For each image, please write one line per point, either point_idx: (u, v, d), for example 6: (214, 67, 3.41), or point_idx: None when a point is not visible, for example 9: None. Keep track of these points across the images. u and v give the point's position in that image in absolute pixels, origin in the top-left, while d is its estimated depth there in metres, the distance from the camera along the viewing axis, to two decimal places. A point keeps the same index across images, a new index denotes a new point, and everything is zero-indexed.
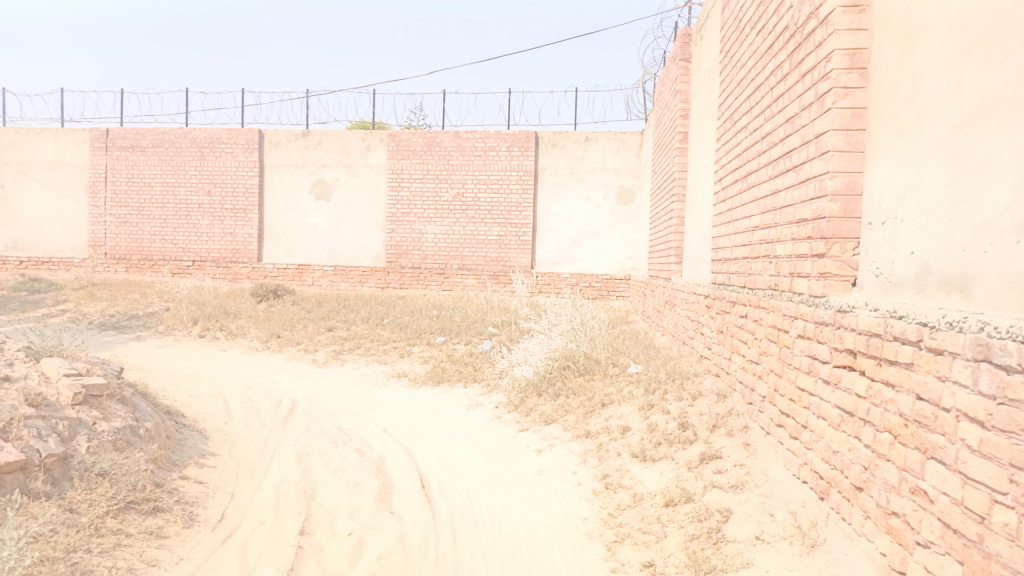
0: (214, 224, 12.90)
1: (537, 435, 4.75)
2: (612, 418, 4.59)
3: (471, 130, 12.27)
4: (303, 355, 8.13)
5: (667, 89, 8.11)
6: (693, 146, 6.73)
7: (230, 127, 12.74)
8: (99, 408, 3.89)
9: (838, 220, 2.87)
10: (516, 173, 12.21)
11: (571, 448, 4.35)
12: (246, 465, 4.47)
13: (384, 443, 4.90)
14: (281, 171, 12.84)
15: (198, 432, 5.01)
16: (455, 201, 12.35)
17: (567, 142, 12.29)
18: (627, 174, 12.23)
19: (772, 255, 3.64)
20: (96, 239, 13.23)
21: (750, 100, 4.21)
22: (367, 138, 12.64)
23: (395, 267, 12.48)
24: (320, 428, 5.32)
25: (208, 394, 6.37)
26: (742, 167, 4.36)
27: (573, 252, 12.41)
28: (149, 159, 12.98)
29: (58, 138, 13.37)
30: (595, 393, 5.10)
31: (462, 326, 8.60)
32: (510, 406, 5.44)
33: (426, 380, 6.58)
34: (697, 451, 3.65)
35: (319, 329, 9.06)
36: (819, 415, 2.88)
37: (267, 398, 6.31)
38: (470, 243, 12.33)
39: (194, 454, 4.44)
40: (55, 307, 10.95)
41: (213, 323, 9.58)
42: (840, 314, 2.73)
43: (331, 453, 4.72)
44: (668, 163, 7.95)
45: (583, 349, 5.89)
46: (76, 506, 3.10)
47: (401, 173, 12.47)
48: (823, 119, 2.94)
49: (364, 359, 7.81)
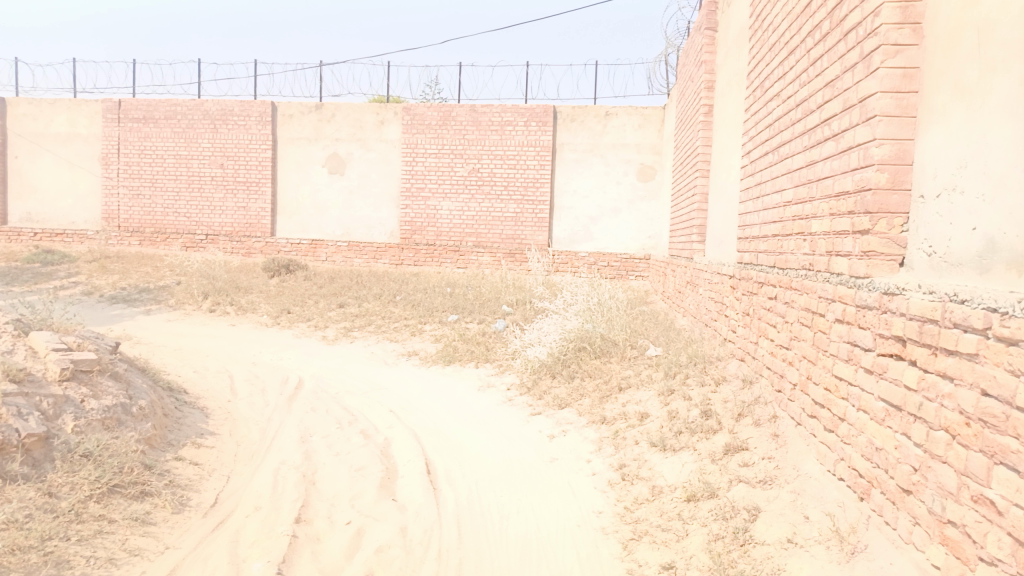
0: (227, 198, 12.72)
1: (549, 420, 4.51)
2: (629, 404, 4.33)
3: (488, 103, 11.94)
4: (312, 332, 7.94)
5: (692, 60, 7.74)
6: (719, 118, 6.40)
7: (243, 99, 12.51)
8: (89, 385, 3.71)
9: (884, 193, 2.58)
10: (533, 148, 11.90)
11: (585, 435, 4.11)
12: (245, 447, 4.28)
13: (390, 426, 4.69)
14: (294, 144, 12.61)
15: (197, 410, 4.83)
16: (471, 176, 12.06)
17: (587, 117, 11.93)
18: (648, 151, 11.87)
19: (806, 232, 3.36)
20: (110, 212, 13.11)
21: (783, 66, 3.89)
22: (382, 111, 12.36)
23: (410, 244, 12.25)
24: (325, 408, 5.12)
25: (212, 370, 6.20)
26: (772, 138, 4.05)
27: (591, 230, 12.11)
28: (162, 132, 12.80)
29: (71, 109, 13.22)
30: (613, 377, 4.85)
31: (476, 304, 8.37)
32: (523, 389, 5.20)
33: (437, 359, 6.36)
34: (722, 441, 3.40)
35: (330, 306, 8.87)
36: (859, 408, 2.62)
37: (273, 376, 6.12)
38: (486, 220, 12.06)
39: (192, 434, 4.26)
40: (67, 280, 10.86)
41: (223, 298, 9.42)
42: (888, 296, 2.45)
43: (334, 435, 4.51)
44: (692, 137, 7.59)
45: (599, 330, 5.62)
46: (56, 490, 2.92)
47: (416, 147, 12.20)
48: (870, 81, 2.64)
49: (374, 336, 7.61)
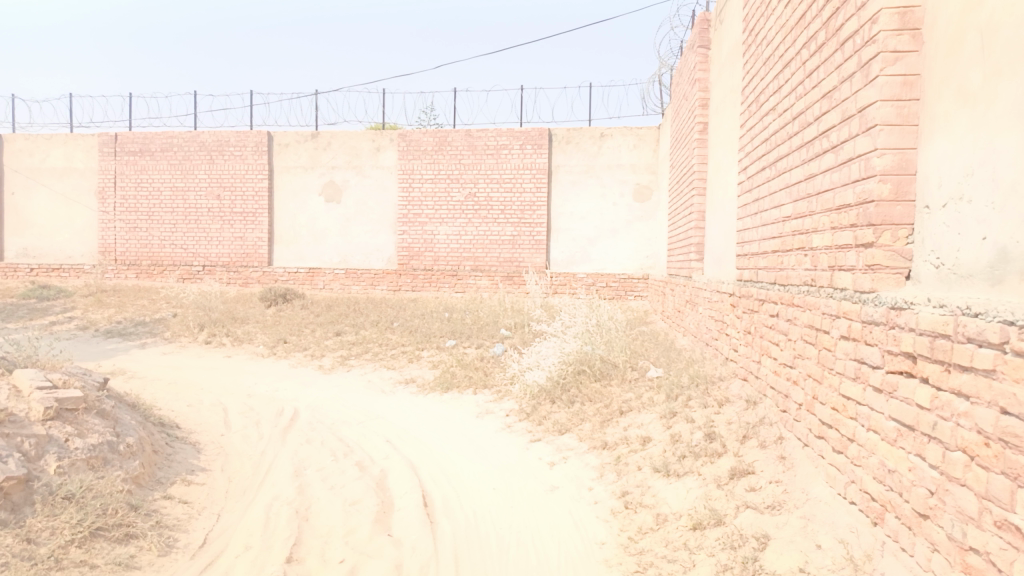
0: (223, 229, 12.68)
1: (549, 446, 4.40)
2: (631, 428, 4.22)
3: (482, 127, 11.95)
4: (309, 361, 7.83)
5: (686, 78, 7.72)
6: (715, 136, 6.36)
7: (238, 129, 12.52)
8: (74, 424, 3.60)
9: (888, 204, 2.50)
10: (529, 171, 11.89)
11: (586, 461, 3.99)
12: (237, 482, 4.16)
13: (386, 456, 4.57)
14: (290, 173, 12.60)
15: (189, 445, 4.72)
16: (467, 200, 12.03)
17: (582, 138, 11.93)
18: (644, 170, 11.84)
19: (806, 247, 3.28)
20: (106, 246, 13.06)
21: (778, 79, 3.84)
22: (377, 138, 12.36)
23: (407, 269, 12.17)
24: (319, 440, 5.00)
25: (207, 404, 6.09)
26: (769, 152, 3.99)
27: (589, 252, 12.04)
28: (158, 164, 12.79)
29: (67, 144, 13.24)
30: (613, 400, 4.74)
31: (473, 329, 8.26)
32: (522, 415, 5.09)
33: (435, 386, 6.25)
34: (728, 464, 3.28)
35: (327, 334, 8.77)
36: (869, 428, 2.52)
37: (268, 407, 6.01)
38: (483, 243, 12.00)
39: (182, 471, 4.13)
40: (62, 315, 10.77)
41: (219, 329, 9.32)
42: (895, 311, 2.36)
43: (329, 467, 4.40)
44: (688, 155, 7.54)
45: (599, 352, 5.52)
46: (36, 535, 2.80)
47: (412, 173, 12.17)
48: (869, 90, 2.58)
49: (371, 364, 7.50)
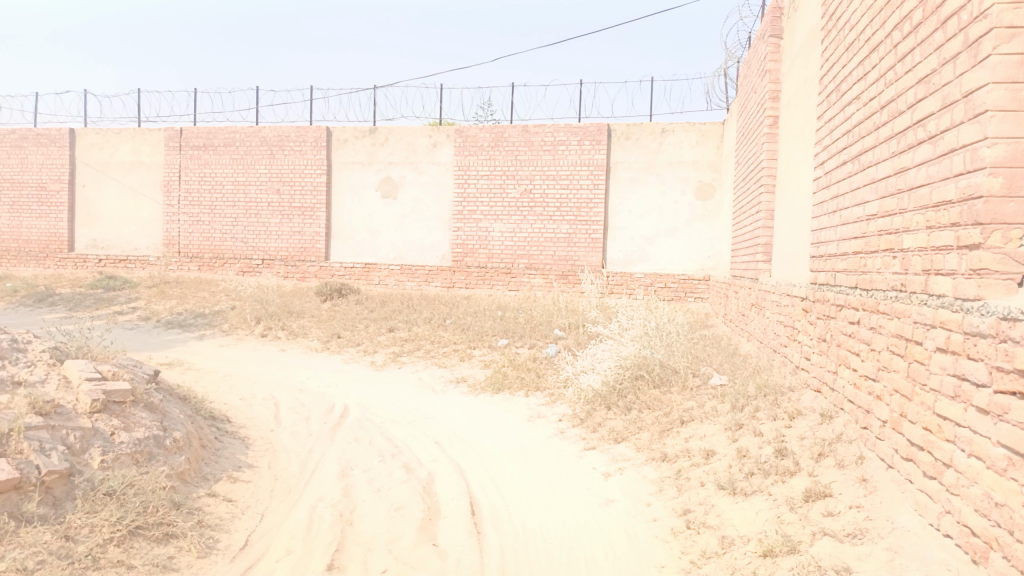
0: (283, 223, 12.81)
1: (604, 455, 4.17)
2: (692, 439, 3.97)
3: (540, 123, 11.75)
4: (361, 357, 7.77)
5: (754, 70, 7.36)
6: (786, 130, 6.02)
7: (298, 125, 12.62)
8: (121, 417, 3.55)
9: (998, 201, 2.21)
10: (587, 168, 11.64)
11: (644, 473, 3.76)
12: (283, 481, 4.07)
13: (435, 459, 4.42)
14: (348, 169, 12.65)
15: (238, 440, 4.67)
16: (523, 197, 11.85)
17: (642, 134, 11.60)
18: (707, 168, 11.44)
19: (895, 248, 2.98)
20: (170, 238, 13.35)
21: (863, 65, 3.53)
22: (434, 134, 12.29)
23: (461, 266, 12.06)
24: (368, 439, 4.89)
25: (259, 398, 6.06)
26: (851, 146, 3.68)
27: (647, 251, 11.71)
28: (221, 158, 13.00)
29: (135, 138, 13.58)
30: (673, 409, 4.49)
31: (527, 328, 8.08)
32: (576, 421, 4.87)
33: (486, 387, 6.07)
34: (803, 486, 3.01)
35: (380, 330, 8.71)
36: (971, 454, 2.22)
37: (319, 403, 5.94)
38: (539, 241, 11.80)
39: (228, 467, 4.06)
40: (127, 305, 11.03)
41: (275, 322, 9.37)
42: (1007, 323, 2.06)
43: (376, 468, 4.27)
44: (755, 151, 7.19)
45: (659, 356, 5.27)
46: (74, 532, 2.74)
47: (468, 169, 12.06)
48: (978, 71, 2.28)
49: (423, 362, 7.39)
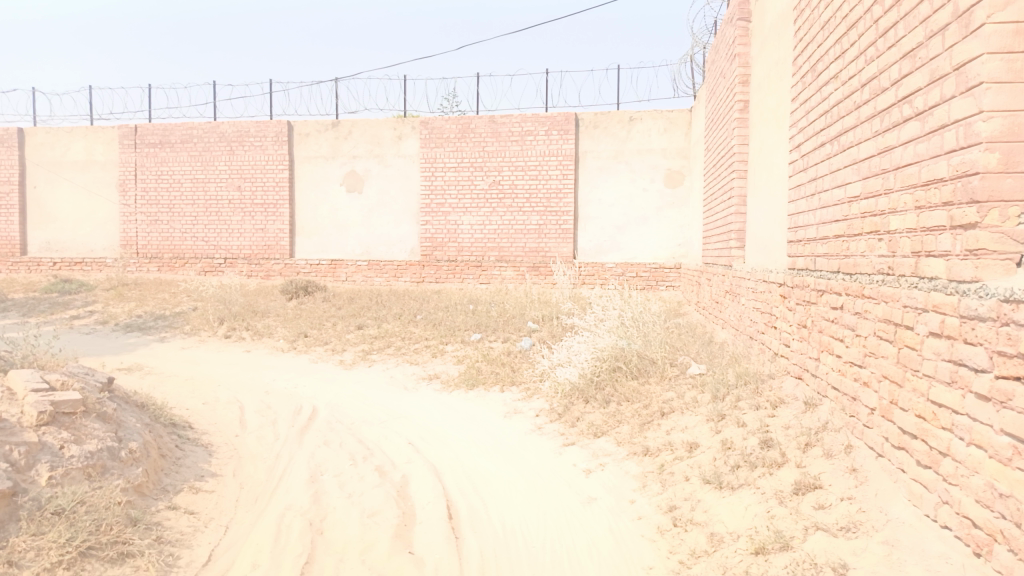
0: (245, 220, 12.46)
1: (585, 451, 4.05)
2: (673, 431, 3.86)
3: (507, 113, 11.57)
4: (330, 356, 7.55)
5: (722, 55, 7.28)
6: (757, 114, 5.95)
7: (258, 119, 12.28)
8: (71, 429, 3.32)
9: (996, 177, 2.11)
10: (555, 158, 11.51)
11: (627, 469, 3.64)
12: (249, 489, 3.87)
13: (409, 460, 4.26)
14: (311, 163, 12.35)
15: (201, 447, 4.46)
16: (492, 189, 11.68)
17: (610, 123, 11.50)
18: (675, 155, 11.38)
19: (881, 230, 2.89)
20: (128, 238, 12.94)
21: (840, 44, 3.44)
22: (399, 126, 12.05)
23: (430, 261, 11.86)
24: (339, 441, 4.70)
25: (223, 402, 5.83)
26: (830, 127, 3.59)
27: (618, 240, 11.64)
28: (178, 155, 12.60)
29: (87, 136, 13.11)
30: (653, 400, 4.39)
31: (500, 322, 7.93)
32: (553, 416, 4.74)
33: (460, 383, 5.91)
34: (792, 478, 2.92)
35: (349, 328, 8.49)
36: (970, 442, 2.14)
37: (286, 405, 5.73)
38: (508, 233, 11.65)
39: (190, 478, 3.85)
40: (84, 309, 10.64)
41: (239, 323, 9.08)
42: (1008, 306, 1.97)
43: (347, 472, 4.10)
44: (725, 137, 7.12)
45: (636, 347, 5.16)
46: (18, 558, 2.53)
47: (434, 162, 11.84)
48: (970, 42, 2.18)
49: (394, 359, 7.20)
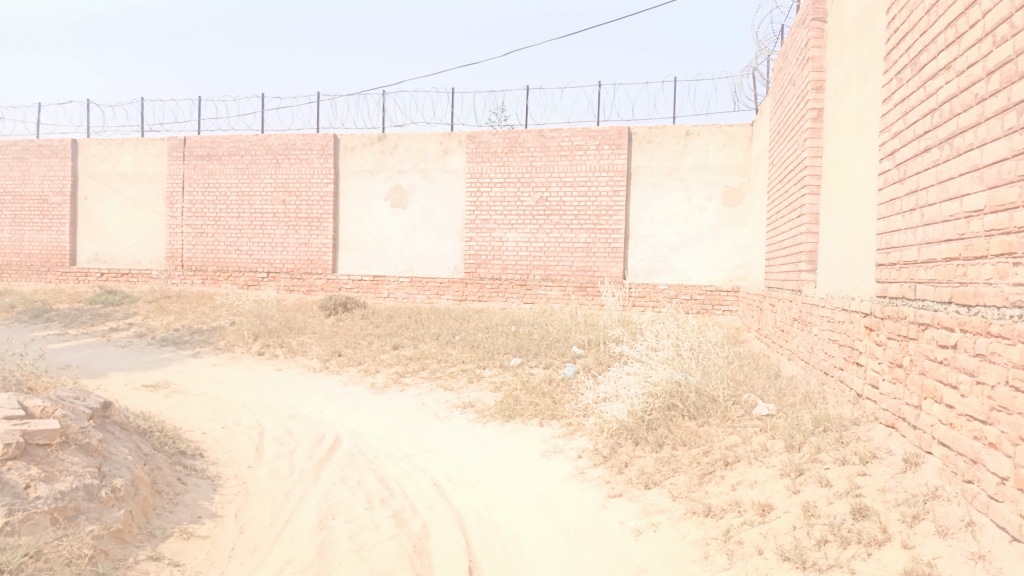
0: (288, 234, 12.23)
1: (633, 505, 3.47)
2: (740, 487, 3.26)
3: (556, 127, 11.11)
4: (361, 378, 7.10)
5: (792, 61, 6.65)
6: (833, 122, 5.33)
7: (305, 132, 12.09)
8: (43, 464, 2.93)
9: None
10: (606, 173, 10.96)
11: (684, 531, 3.05)
12: (249, 535, 3.42)
13: (432, 506, 3.75)
14: (356, 177, 12.07)
15: (207, 481, 4.06)
16: (539, 206, 11.20)
17: (665, 138, 10.91)
18: (734, 172, 10.72)
19: (1018, 252, 2.30)
20: (173, 251, 12.83)
21: (954, 26, 2.84)
22: (445, 140, 11.71)
23: (474, 278, 11.42)
24: (357, 478, 4.23)
25: (244, 427, 5.43)
26: (937, 126, 2.99)
27: (671, 261, 11.00)
28: (225, 168, 12.49)
29: (138, 148, 13.13)
30: (714, 446, 3.80)
31: (542, 345, 7.39)
32: (598, 459, 4.17)
33: (495, 415, 5.38)
34: (899, 564, 2.31)
35: (384, 348, 8.06)
36: None
37: (308, 432, 5.29)
38: (555, 252, 11.14)
39: (183, 520, 3.43)
40: (123, 321, 10.52)
41: (273, 340, 8.75)
42: None
43: (361, 518, 3.61)
44: (794, 149, 6.48)
45: (694, 382, 4.57)
46: None
47: (480, 177, 11.43)
48: None
49: (428, 384, 6.71)
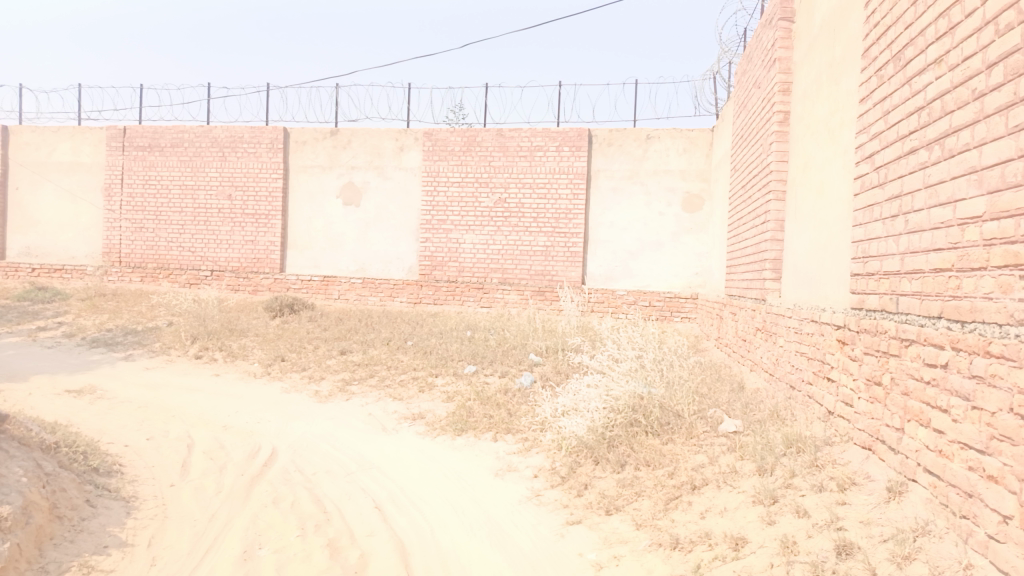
0: (234, 231, 11.67)
1: (593, 535, 3.17)
2: (709, 516, 3.00)
3: (516, 126, 10.82)
4: (304, 386, 6.67)
5: (757, 63, 6.47)
6: (802, 125, 5.14)
7: (254, 125, 11.55)
8: None
9: None
10: (566, 175, 10.71)
11: (649, 566, 2.77)
12: (162, 568, 3.02)
13: (371, 533, 3.40)
14: (307, 173, 11.60)
15: (121, 503, 3.64)
16: (497, 207, 10.89)
17: (626, 140, 10.72)
18: (695, 177, 10.58)
19: None
20: (110, 246, 12.14)
21: (946, 17, 2.63)
22: (401, 137, 11.33)
23: (429, 281, 11.05)
24: (291, 499, 3.85)
25: (171, 439, 4.99)
26: (926, 125, 2.76)
27: (630, 267, 10.80)
28: (167, 160, 11.86)
29: (74, 137, 12.39)
30: (680, 467, 3.53)
31: (498, 352, 7.07)
32: (555, 479, 3.87)
33: (446, 428, 5.04)
34: None
35: (331, 353, 7.64)
36: None
37: (241, 446, 4.88)
38: (513, 255, 10.84)
39: (85, 551, 3.02)
40: (52, 320, 9.85)
41: (213, 342, 8.24)
42: None
43: (291, 547, 3.24)
44: (758, 153, 6.31)
45: (657, 396, 4.31)
46: None
47: (437, 175, 11.06)
48: None
49: (376, 392, 6.33)
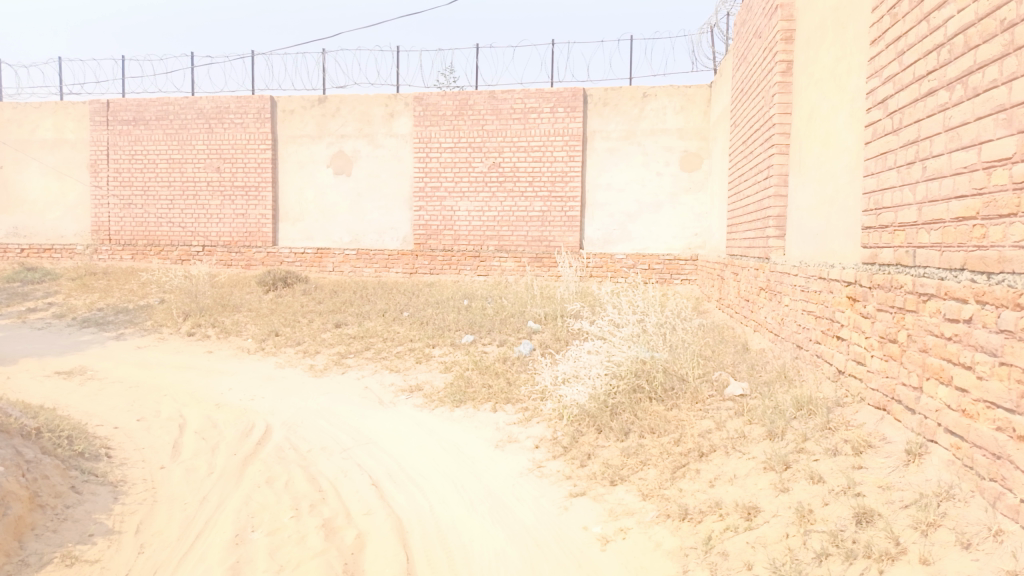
0: (224, 205, 11.44)
1: (597, 507, 3.04)
2: (718, 484, 2.87)
3: (508, 88, 10.54)
4: (299, 360, 6.54)
5: (757, 12, 6.21)
6: (805, 74, 4.92)
7: (239, 95, 11.25)
8: None
9: None
10: (561, 138, 10.45)
11: (657, 539, 2.64)
12: (149, 556, 2.89)
13: (368, 512, 3.27)
14: (296, 143, 11.33)
15: (108, 488, 3.50)
16: (491, 172, 10.64)
17: (621, 100, 10.45)
18: (693, 135, 10.32)
19: None
20: (99, 224, 11.93)
21: None
22: (390, 103, 11.04)
23: (424, 250, 10.87)
24: (286, 479, 3.72)
25: (163, 419, 4.85)
26: (946, 62, 2.57)
27: (628, 229, 10.62)
28: (153, 134, 11.59)
29: (57, 113, 12.07)
30: (686, 434, 3.40)
31: (496, 321, 6.92)
32: (556, 450, 3.74)
33: (444, 399, 4.91)
34: None
35: (326, 326, 7.49)
36: None
37: (234, 424, 4.75)
38: (509, 221, 10.64)
39: (69, 540, 2.89)
40: (42, 300, 9.68)
41: (206, 318, 8.09)
42: None
43: (285, 529, 3.11)
44: (759, 106, 6.09)
45: (661, 360, 4.16)
46: None
47: (429, 141, 10.81)
48: None
49: (372, 365, 6.19)
